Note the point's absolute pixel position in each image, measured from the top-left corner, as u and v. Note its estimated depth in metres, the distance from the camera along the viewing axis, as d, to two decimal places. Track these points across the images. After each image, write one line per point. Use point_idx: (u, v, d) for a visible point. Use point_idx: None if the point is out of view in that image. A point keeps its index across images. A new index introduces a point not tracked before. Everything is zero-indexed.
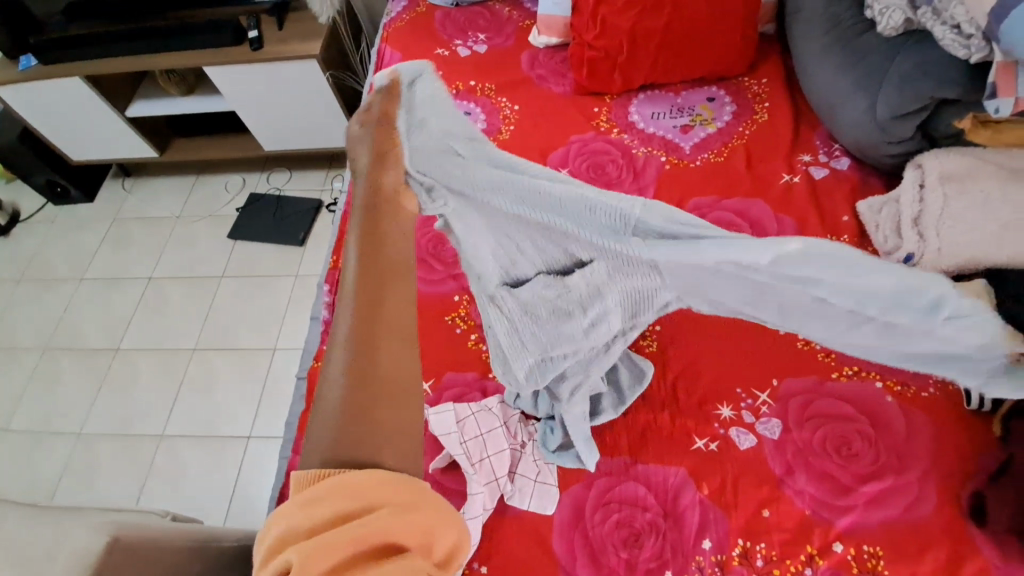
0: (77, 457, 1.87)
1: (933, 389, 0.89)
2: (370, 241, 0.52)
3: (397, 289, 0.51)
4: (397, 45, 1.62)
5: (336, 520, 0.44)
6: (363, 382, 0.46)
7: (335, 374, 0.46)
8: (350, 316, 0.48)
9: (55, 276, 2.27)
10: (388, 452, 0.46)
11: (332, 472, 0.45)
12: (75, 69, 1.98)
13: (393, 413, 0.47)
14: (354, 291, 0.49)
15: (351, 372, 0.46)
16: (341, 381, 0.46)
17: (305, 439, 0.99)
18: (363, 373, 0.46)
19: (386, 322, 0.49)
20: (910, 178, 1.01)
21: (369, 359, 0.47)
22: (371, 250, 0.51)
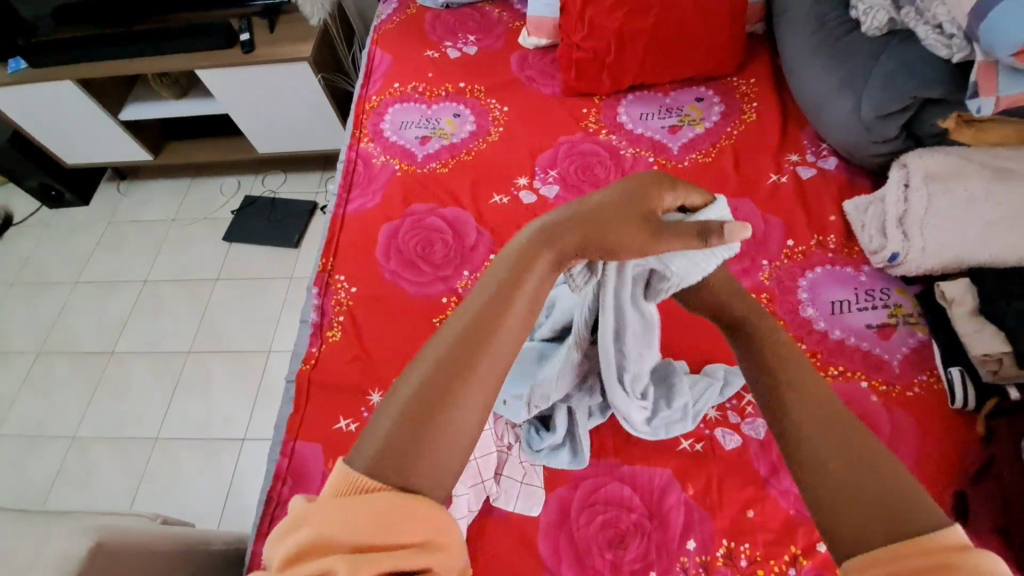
0: (71, 460, 1.87)
1: (919, 388, 0.90)
2: (498, 292, 0.55)
3: (499, 341, 0.53)
4: (388, 47, 1.62)
5: (367, 544, 0.43)
6: (437, 391, 0.49)
7: (419, 380, 0.49)
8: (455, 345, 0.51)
9: (50, 279, 2.28)
10: (427, 476, 0.46)
11: (376, 464, 0.46)
12: (67, 72, 1.98)
13: (440, 441, 0.47)
14: (462, 325, 0.52)
15: (441, 377, 0.49)
16: (428, 380, 0.49)
17: (293, 442, 1.00)
18: (453, 379, 0.49)
19: (492, 359, 0.51)
20: (895, 178, 1.01)
21: (449, 387, 0.49)
22: (499, 294, 0.55)
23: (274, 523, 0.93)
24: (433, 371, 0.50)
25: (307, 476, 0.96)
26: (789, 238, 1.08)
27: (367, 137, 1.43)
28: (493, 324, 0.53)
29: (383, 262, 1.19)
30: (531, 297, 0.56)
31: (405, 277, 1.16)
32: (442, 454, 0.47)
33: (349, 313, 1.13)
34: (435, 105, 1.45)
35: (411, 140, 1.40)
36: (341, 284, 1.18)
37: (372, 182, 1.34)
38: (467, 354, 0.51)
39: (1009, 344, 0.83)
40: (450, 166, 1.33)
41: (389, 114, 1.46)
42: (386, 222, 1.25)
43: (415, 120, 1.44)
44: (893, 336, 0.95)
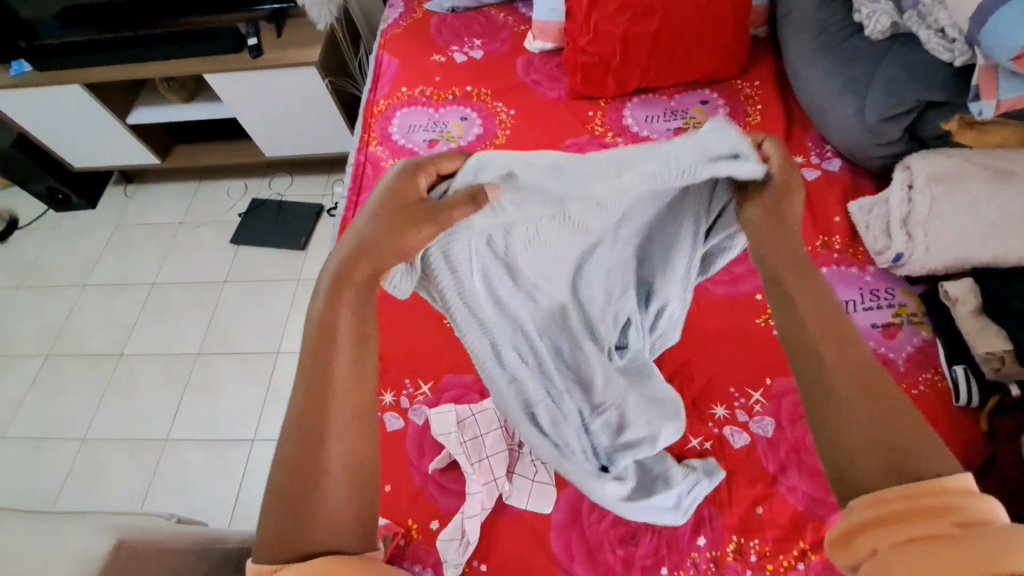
0: (82, 462, 1.89)
1: (924, 386, 0.92)
2: (323, 336, 0.57)
3: (340, 377, 0.56)
4: (394, 51, 1.64)
5: None
6: (305, 466, 0.53)
7: (283, 453, 0.54)
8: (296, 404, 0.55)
9: (58, 282, 2.30)
10: (325, 528, 0.52)
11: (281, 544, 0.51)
12: (76, 76, 2.01)
13: (326, 489, 0.53)
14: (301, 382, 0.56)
15: (298, 456, 0.53)
16: (290, 465, 0.53)
17: None
18: (307, 453, 0.53)
19: (344, 410, 0.56)
20: (899, 179, 1.02)
21: (314, 443, 0.53)
22: (329, 333, 0.57)
23: None
24: (292, 458, 0.53)
25: None
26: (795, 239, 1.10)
27: (376, 140, 1.45)
28: (324, 369, 0.56)
29: None
30: (352, 328, 0.58)
31: None
32: (328, 509, 0.52)
33: None
34: (442, 109, 1.47)
35: (419, 143, 1.41)
36: None
37: None
38: (316, 423, 0.54)
39: (1011, 342, 0.84)
40: None
41: (397, 118, 1.48)
42: None
43: (423, 123, 1.45)
44: (899, 335, 0.96)
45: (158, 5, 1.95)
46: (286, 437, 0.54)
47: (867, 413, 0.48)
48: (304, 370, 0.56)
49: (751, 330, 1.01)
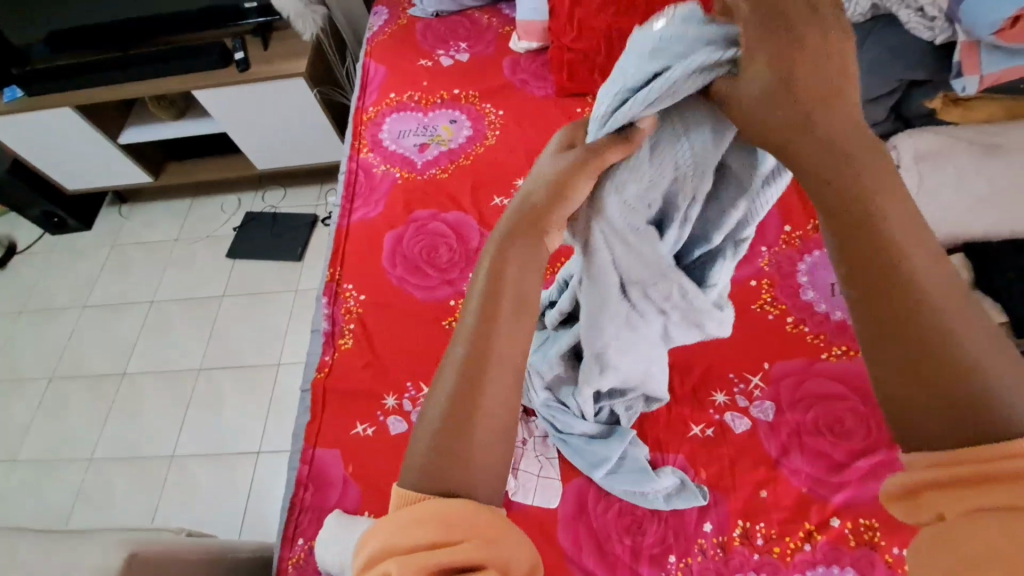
0: (90, 482, 1.89)
1: None
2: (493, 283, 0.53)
3: (503, 332, 0.52)
4: (381, 58, 1.65)
5: (433, 545, 0.46)
6: (457, 420, 0.49)
7: (437, 397, 0.51)
8: (459, 349, 0.52)
9: (58, 305, 2.30)
10: (475, 483, 0.49)
11: (429, 485, 0.48)
12: (67, 99, 2.02)
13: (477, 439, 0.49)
14: (466, 328, 0.52)
15: (452, 410, 0.50)
16: (446, 415, 0.50)
17: (312, 449, 1.02)
18: (461, 409, 0.50)
19: (495, 367, 0.51)
20: (887, 158, 1.02)
21: (471, 391, 0.50)
22: (499, 278, 0.53)
23: (298, 529, 0.95)
24: (443, 412, 0.50)
25: (329, 481, 0.98)
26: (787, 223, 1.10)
27: (367, 147, 1.46)
28: (491, 319, 0.52)
29: (389, 269, 1.21)
30: (512, 292, 0.53)
31: (411, 282, 1.19)
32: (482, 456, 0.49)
33: (359, 320, 1.15)
34: (431, 113, 1.48)
35: (410, 148, 1.42)
36: (350, 293, 1.20)
37: (374, 191, 1.36)
38: (475, 376, 0.50)
39: (1006, 316, 0.86)
40: (450, 171, 1.35)
41: (386, 124, 1.49)
42: (391, 230, 1.28)
43: (413, 128, 1.46)
44: None
45: (145, 24, 1.96)
46: (444, 386, 0.51)
47: (912, 360, 0.41)
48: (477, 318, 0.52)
49: (748, 316, 1.01)
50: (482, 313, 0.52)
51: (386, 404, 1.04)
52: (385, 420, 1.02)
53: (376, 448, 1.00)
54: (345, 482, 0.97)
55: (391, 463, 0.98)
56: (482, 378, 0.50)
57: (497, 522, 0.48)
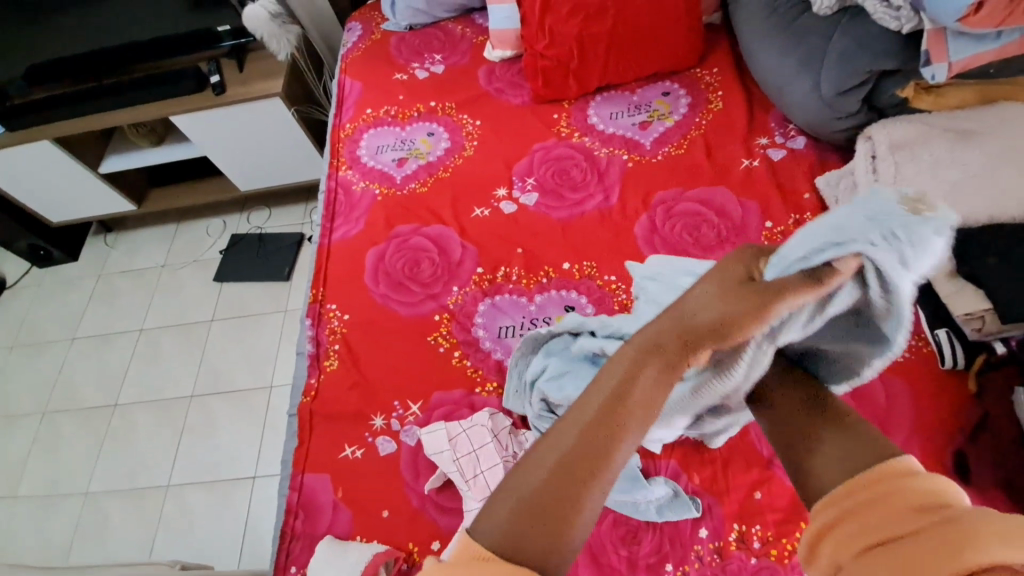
0: (85, 517, 1.86)
1: (908, 352, 0.92)
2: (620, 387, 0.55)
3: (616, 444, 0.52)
4: (357, 74, 1.64)
5: None
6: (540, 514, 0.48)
7: (542, 459, 0.51)
8: (579, 421, 0.53)
9: (46, 339, 2.28)
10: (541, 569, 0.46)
11: (505, 539, 0.47)
12: (43, 133, 2.00)
13: (557, 527, 0.47)
14: (592, 409, 0.53)
15: (535, 504, 0.48)
16: (528, 504, 0.49)
17: (301, 475, 1.00)
18: (548, 505, 0.48)
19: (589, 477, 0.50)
20: (862, 151, 1.03)
21: (568, 482, 0.49)
22: (633, 383, 0.55)
23: (290, 557, 0.94)
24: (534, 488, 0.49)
25: (320, 507, 0.96)
26: (767, 220, 1.10)
27: (346, 165, 1.45)
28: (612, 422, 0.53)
29: (372, 286, 1.20)
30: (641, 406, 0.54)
31: (395, 299, 1.18)
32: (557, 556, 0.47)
33: (344, 340, 1.14)
34: (409, 126, 1.47)
35: (388, 163, 1.41)
36: (334, 313, 1.19)
37: (354, 209, 1.35)
38: (570, 480, 0.49)
39: (989, 301, 0.83)
40: (429, 184, 1.34)
41: (364, 140, 1.48)
42: (372, 247, 1.27)
43: (391, 143, 1.45)
44: None
45: (118, 53, 1.95)
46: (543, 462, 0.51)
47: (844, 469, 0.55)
48: (583, 421, 0.52)
49: None
50: (591, 418, 0.52)
51: (375, 425, 1.02)
52: (374, 441, 1.01)
53: (366, 470, 0.98)
54: (335, 507, 0.96)
55: (381, 485, 0.96)
56: (586, 494, 0.49)
57: None
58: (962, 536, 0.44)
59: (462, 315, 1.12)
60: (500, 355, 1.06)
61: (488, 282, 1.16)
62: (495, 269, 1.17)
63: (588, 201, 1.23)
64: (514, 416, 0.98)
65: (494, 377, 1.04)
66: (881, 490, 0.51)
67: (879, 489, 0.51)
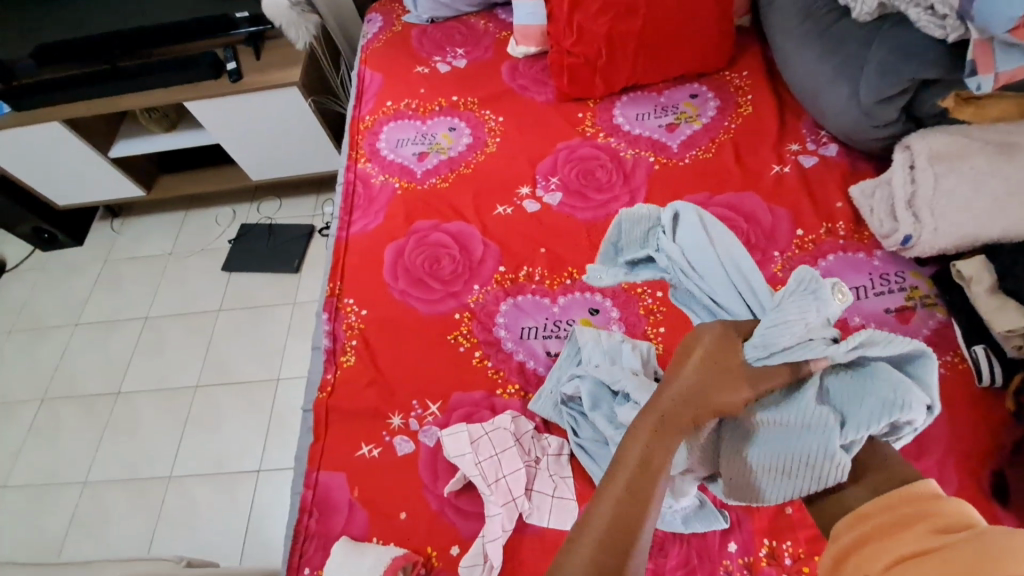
0: (84, 506, 1.84)
1: (945, 368, 0.90)
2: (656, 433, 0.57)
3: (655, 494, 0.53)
4: (377, 66, 1.62)
5: None
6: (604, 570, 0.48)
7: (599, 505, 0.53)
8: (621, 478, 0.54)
9: (50, 324, 2.25)
10: None
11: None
12: (52, 114, 1.97)
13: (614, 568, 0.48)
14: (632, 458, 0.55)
15: (599, 552, 0.49)
16: (593, 555, 0.48)
17: (316, 473, 0.98)
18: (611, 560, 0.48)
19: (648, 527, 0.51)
20: (900, 160, 1.01)
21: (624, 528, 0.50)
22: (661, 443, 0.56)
23: (304, 557, 0.91)
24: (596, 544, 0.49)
25: (335, 507, 0.94)
26: (799, 228, 1.08)
27: (365, 157, 1.42)
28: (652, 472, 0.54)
29: (391, 282, 1.18)
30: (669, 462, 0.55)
31: (414, 295, 1.15)
32: None
33: (362, 336, 1.11)
34: (430, 120, 1.45)
35: (408, 157, 1.39)
36: (351, 308, 1.16)
37: (373, 203, 1.32)
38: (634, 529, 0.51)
39: None
40: (450, 180, 1.32)
41: (384, 133, 1.46)
42: (392, 242, 1.24)
43: (411, 136, 1.43)
44: (913, 319, 0.95)
45: (132, 36, 1.92)
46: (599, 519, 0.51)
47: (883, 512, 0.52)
48: (633, 469, 0.54)
49: None
50: (641, 467, 0.55)
51: (392, 424, 1.00)
52: (391, 440, 0.98)
53: (383, 470, 0.96)
54: (351, 507, 0.93)
55: (398, 486, 0.94)
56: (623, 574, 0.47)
57: None
58: (987, 549, 0.41)
59: (484, 315, 1.10)
60: (522, 356, 1.04)
61: (510, 282, 1.14)
62: (518, 268, 1.15)
63: (613, 203, 1.21)
64: (538, 420, 0.96)
65: (515, 379, 1.01)
66: (907, 515, 0.49)
67: (911, 510, 0.49)
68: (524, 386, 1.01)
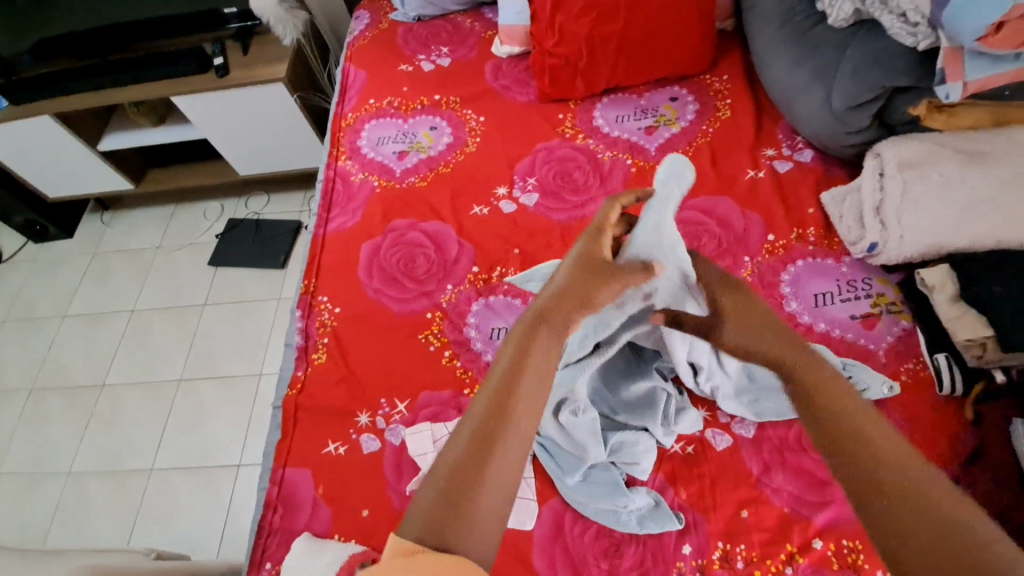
0: (68, 497, 1.85)
1: (905, 375, 0.90)
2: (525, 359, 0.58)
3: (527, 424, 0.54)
4: (362, 63, 1.62)
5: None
6: (470, 465, 0.50)
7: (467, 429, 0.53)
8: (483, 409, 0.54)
9: (38, 314, 2.26)
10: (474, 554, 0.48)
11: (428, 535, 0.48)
12: (44, 108, 1.98)
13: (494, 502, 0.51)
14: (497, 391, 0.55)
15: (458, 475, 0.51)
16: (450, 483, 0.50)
17: (282, 469, 0.99)
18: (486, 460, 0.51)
19: (515, 430, 0.53)
20: (870, 167, 1.01)
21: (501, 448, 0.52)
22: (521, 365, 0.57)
23: (266, 553, 0.92)
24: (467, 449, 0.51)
25: (299, 503, 0.94)
26: (770, 232, 1.08)
27: (345, 155, 1.43)
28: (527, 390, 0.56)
29: (365, 280, 1.19)
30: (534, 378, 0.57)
31: (388, 294, 1.16)
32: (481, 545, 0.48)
33: (334, 334, 1.12)
34: (411, 119, 1.45)
35: (389, 155, 1.39)
36: (325, 305, 1.17)
37: (351, 201, 1.33)
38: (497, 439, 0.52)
39: (991, 327, 0.82)
40: (429, 179, 1.32)
41: (366, 131, 1.46)
42: (367, 240, 1.25)
43: (392, 135, 1.43)
44: (878, 326, 0.95)
45: (121, 29, 1.92)
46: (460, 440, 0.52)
47: None
48: (488, 394, 0.54)
49: None
50: (512, 370, 0.56)
51: (359, 421, 1.01)
52: (358, 438, 0.99)
53: (348, 468, 0.96)
54: (315, 503, 0.94)
55: (362, 483, 0.94)
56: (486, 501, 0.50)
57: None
58: None
59: (455, 315, 1.10)
60: (491, 357, 1.04)
61: (483, 282, 1.14)
62: (491, 268, 1.15)
63: (588, 205, 1.21)
64: None
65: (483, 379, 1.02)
66: None
67: None
68: None
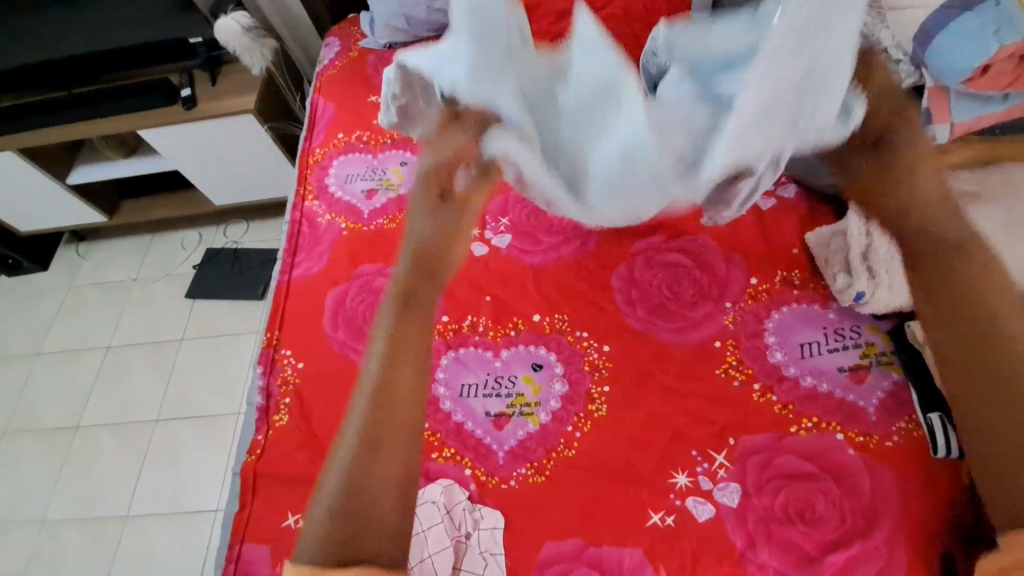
0: (40, 546, 1.78)
1: (898, 436, 0.85)
2: (376, 395, 0.73)
3: (394, 428, 0.72)
4: (331, 94, 1.56)
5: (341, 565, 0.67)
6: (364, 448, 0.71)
7: (335, 471, 0.71)
8: (342, 461, 0.72)
9: (13, 352, 2.20)
10: (379, 510, 0.70)
11: (324, 544, 0.68)
12: (8, 143, 1.91)
13: (371, 479, 0.70)
14: (354, 429, 0.72)
15: (342, 520, 0.69)
16: (331, 522, 0.69)
17: (239, 544, 0.93)
18: (395, 482, 0.72)
19: (388, 421, 0.72)
20: (853, 210, 0.96)
21: (353, 483, 0.70)
22: (382, 384, 0.74)
23: None
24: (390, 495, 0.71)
25: None
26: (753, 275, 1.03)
27: (312, 194, 1.37)
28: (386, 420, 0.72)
29: (331, 332, 1.13)
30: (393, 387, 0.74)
31: (353, 346, 1.10)
32: (381, 522, 0.70)
33: (296, 393, 1.06)
34: (381, 154, 1.40)
35: (356, 194, 1.33)
36: (288, 359, 1.11)
37: (317, 245, 1.27)
38: (371, 480, 0.70)
39: None
40: (398, 221, 1.26)
41: (333, 167, 1.40)
42: (333, 288, 1.19)
43: (360, 172, 1.37)
44: (867, 380, 0.90)
45: (81, 62, 1.84)
46: (333, 480, 0.71)
47: None
48: (352, 449, 0.71)
49: (709, 381, 0.94)
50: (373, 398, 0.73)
51: None
52: None
53: None
54: None
55: None
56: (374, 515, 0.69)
57: (358, 553, 0.67)
58: None
59: None
60: (460, 417, 0.98)
61: (453, 333, 1.08)
62: (462, 317, 1.09)
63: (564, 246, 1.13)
64: (472, 489, 0.91)
65: (451, 441, 0.96)
66: None
67: None
68: (461, 449, 0.95)
